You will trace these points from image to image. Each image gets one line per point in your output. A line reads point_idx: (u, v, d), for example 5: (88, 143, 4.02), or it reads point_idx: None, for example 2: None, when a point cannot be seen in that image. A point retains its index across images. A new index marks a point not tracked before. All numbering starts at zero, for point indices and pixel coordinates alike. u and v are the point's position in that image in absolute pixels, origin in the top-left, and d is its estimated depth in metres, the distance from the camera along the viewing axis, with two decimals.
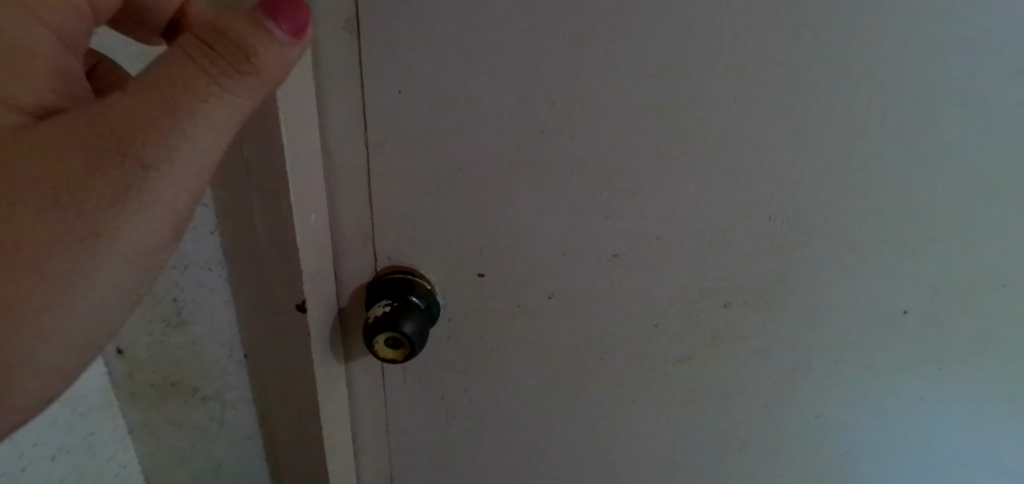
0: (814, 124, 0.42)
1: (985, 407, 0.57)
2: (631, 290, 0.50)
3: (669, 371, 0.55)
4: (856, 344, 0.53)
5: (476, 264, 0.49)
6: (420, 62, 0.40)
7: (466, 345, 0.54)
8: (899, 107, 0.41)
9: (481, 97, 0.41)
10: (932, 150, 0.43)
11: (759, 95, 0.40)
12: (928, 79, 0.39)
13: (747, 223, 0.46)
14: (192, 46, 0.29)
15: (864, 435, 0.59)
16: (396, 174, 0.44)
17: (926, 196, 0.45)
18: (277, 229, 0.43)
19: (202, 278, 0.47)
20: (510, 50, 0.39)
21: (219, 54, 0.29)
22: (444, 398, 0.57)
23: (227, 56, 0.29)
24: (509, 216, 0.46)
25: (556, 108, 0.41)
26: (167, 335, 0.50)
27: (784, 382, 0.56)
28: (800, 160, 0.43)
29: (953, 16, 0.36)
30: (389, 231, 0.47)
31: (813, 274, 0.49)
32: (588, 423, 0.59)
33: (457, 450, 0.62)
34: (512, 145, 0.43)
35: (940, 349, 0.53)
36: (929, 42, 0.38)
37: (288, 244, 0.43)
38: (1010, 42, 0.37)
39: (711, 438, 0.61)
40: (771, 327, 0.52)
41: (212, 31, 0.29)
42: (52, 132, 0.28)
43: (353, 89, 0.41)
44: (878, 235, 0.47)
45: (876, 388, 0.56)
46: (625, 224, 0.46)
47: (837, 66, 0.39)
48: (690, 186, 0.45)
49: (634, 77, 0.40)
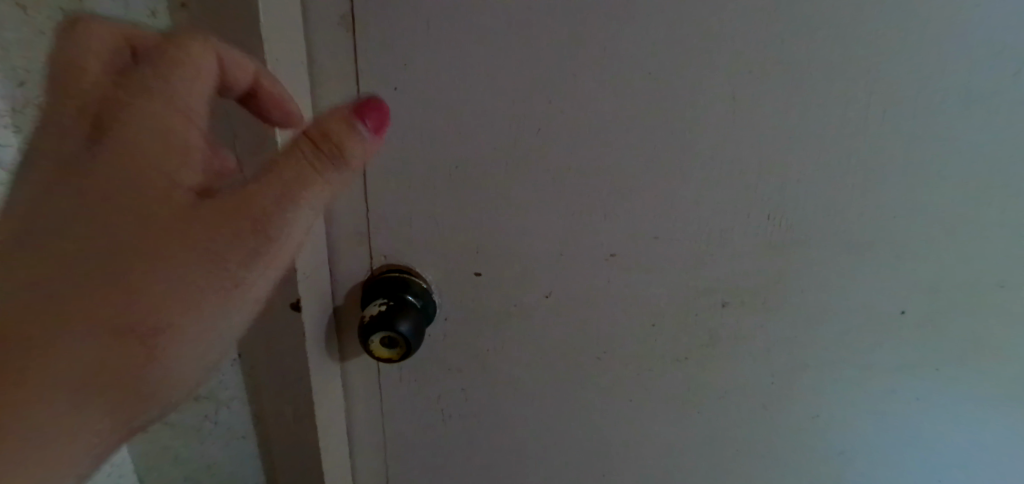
0: (811, 123, 0.41)
1: (981, 407, 0.57)
2: (628, 290, 0.50)
3: (666, 370, 0.55)
4: (854, 344, 0.53)
5: (472, 263, 0.49)
6: (415, 59, 0.39)
7: (461, 344, 0.53)
8: (898, 107, 0.40)
9: (477, 94, 0.41)
10: (931, 151, 0.42)
11: (757, 95, 0.40)
12: (925, 79, 0.39)
13: (745, 223, 0.46)
14: (304, 145, 0.33)
15: (861, 435, 0.59)
16: (391, 172, 0.44)
17: (925, 196, 0.45)
18: None
19: None
20: (505, 46, 0.38)
21: (325, 153, 0.33)
22: (440, 397, 0.57)
23: (333, 155, 0.33)
24: (506, 215, 0.46)
25: (553, 105, 0.41)
26: None
27: (780, 382, 0.55)
28: (798, 161, 0.43)
29: (947, 15, 0.36)
30: (384, 229, 0.47)
31: (809, 274, 0.49)
32: (584, 423, 0.59)
33: (452, 449, 0.62)
34: (509, 144, 0.43)
35: (937, 350, 0.53)
36: (928, 43, 0.38)
37: None
38: (1007, 39, 0.37)
39: (708, 438, 0.60)
40: (768, 326, 0.52)
41: (320, 134, 0.33)
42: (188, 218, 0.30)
43: (348, 86, 0.40)
44: (876, 235, 0.47)
45: (873, 389, 0.55)
46: (623, 223, 0.46)
47: (834, 65, 0.39)
48: (688, 186, 0.44)
49: (632, 76, 0.40)
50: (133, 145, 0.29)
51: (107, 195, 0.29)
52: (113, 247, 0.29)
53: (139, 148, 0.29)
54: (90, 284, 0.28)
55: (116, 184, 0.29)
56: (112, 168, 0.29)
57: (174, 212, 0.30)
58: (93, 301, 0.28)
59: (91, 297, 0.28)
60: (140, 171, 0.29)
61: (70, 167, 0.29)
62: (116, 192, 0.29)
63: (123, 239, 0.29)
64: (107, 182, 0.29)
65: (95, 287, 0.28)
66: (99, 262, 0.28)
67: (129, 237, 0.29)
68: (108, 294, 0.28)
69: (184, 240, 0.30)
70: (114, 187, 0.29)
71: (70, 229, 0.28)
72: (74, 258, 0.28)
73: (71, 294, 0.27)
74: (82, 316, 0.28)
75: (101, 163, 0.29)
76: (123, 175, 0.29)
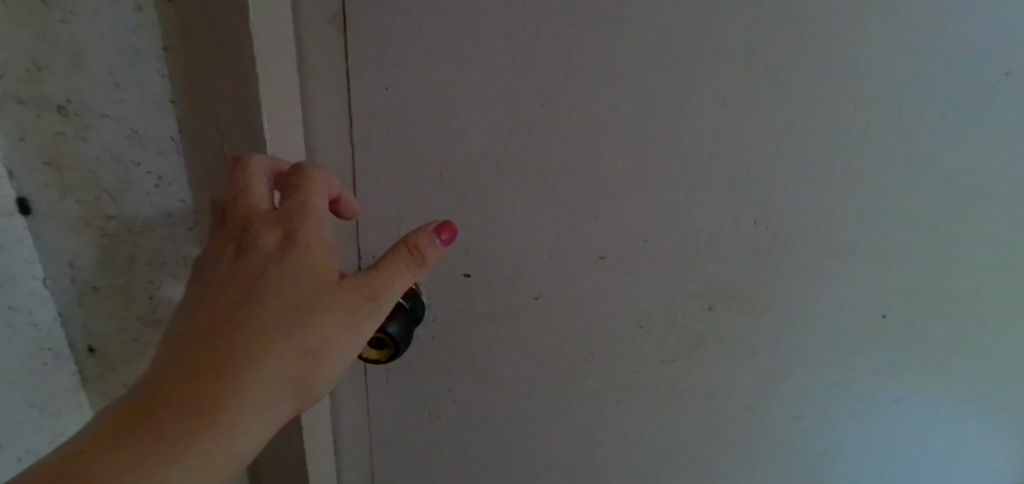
0: (798, 129, 0.42)
1: (959, 410, 0.58)
2: (617, 292, 0.50)
3: (653, 372, 0.55)
4: (836, 347, 0.54)
5: (461, 264, 0.49)
6: (406, 58, 0.39)
7: (450, 345, 0.53)
8: (882, 115, 0.41)
9: (468, 95, 0.41)
10: (914, 159, 0.43)
11: (746, 101, 0.41)
12: (908, 88, 0.40)
13: (732, 227, 0.47)
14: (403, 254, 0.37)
15: (842, 437, 0.60)
16: (381, 172, 0.44)
17: (907, 203, 0.45)
18: None
19: (178, 275, 0.45)
20: (497, 48, 0.39)
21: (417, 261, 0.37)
22: (427, 398, 0.57)
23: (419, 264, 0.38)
24: (496, 216, 0.46)
25: (545, 108, 0.41)
26: (142, 335, 0.47)
27: (764, 384, 0.56)
28: (786, 166, 0.44)
29: (927, 25, 0.37)
30: (373, 229, 0.47)
31: (795, 277, 0.49)
32: (571, 424, 0.59)
33: (438, 449, 0.61)
34: (500, 146, 0.43)
35: (916, 353, 0.54)
36: (911, 53, 0.39)
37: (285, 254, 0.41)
38: (986, 51, 0.38)
39: (693, 439, 0.61)
40: (755, 328, 0.52)
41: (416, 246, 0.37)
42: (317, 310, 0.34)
43: (338, 85, 0.41)
44: (860, 239, 0.47)
45: (854, 391, 0.56)
46: (613, 225, 0.46)
47: (822, 71, 0.39)
48: (678, 189, 0.45)
49: (623, 81, 0.40)
50: (295, 265, 0.34)
51: (275, 305, 0.33)
52: (273, 350, 0.33)
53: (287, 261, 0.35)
54: (253, 378, 0.32)
55: (281, 297, 0.34)
56: (280, 283, 0.34)
57: (319, 316, 0.34)
58: (250, 393, 0.32)
59: (251, 390, 0.32)
60: (299, 285, 0.34)
61: (245, 282, 0.34)
62: (283, 303, 0.34)
63: (281, 343, 0.33)
64: (276, 296, 0.34)
65: (255, 382, 0.32)
66: (261, 360, 0.32)
67: (287, 342, 0.33)
68: (265, 388, 0.32)
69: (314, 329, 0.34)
70: (281, 299, 0.34)
71: (240, 332, 0.33)
72: (244, 359, 0.32)
73: (231, 383, 0.31)
74: (243, 407, 0.31)
75: (270, 278, 0.34)
76: (288, 291, 0.34)
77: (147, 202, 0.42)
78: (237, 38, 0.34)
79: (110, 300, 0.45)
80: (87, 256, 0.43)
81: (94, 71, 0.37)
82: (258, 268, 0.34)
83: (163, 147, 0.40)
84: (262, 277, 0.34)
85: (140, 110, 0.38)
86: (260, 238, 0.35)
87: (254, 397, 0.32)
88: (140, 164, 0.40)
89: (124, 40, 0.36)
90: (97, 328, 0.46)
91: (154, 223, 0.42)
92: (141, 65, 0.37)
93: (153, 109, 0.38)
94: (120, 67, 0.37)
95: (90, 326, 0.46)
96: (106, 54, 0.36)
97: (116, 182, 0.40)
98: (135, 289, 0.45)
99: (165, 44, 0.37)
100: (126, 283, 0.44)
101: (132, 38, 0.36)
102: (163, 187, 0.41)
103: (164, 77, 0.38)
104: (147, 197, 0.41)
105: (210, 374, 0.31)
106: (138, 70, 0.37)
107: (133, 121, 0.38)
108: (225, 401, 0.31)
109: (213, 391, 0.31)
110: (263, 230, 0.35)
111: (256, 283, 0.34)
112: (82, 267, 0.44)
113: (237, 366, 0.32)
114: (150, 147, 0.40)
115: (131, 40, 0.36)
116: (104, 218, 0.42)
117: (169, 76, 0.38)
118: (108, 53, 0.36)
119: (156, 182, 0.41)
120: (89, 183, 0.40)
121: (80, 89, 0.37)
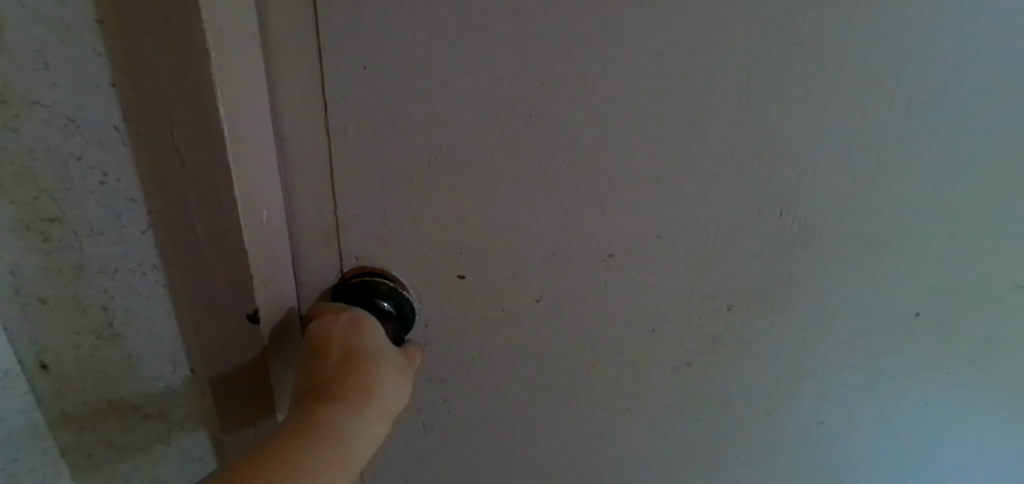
0: (827, 109, 0.37)
1: (991, 409, 0.54)
2: (626, 293, 0.45)
3: (666, 377, 0.51)
4: (864, 348, 0.49)
5: (455, 265, 0.44)
6: (387, 33, 0.34)
7: (444, 353, 0.48)
8: (921, 91, 0.37)
9: (458, 76, 0.36)
10: (958, 140, 0.39)
11: (774, 77, 0.36)
12: (948, 65, 0.36)
13: (756, 220, 0.42)
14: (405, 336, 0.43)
15: (868, 441, 0.56)
16: (363, 164, 0.39)
17: (946, 190, 0.41)
18: (232, 239, 0.36)
19: (134, 283, 0.40)
20: (491, 19, 0.34)
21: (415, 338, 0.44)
22: (420, 408, 0.52)
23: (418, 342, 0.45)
24: (492, 210, 0.41)
25: (547, 88, 0.36)
26: (98, 349, 0.42)
27: (785, 388, 0.52)
28: (814, 152, 0.39)
29: None
30: (355, 229, 0.41)
31: (820, 274, 0.45)
32: (579, 432, 0.55)
33: (433, 462, 0.57)
34: (495, 132, 0.38)
35: (949, 353, 0.50)
36: (954, 23, 0.35)
37: (245, 292, 0.38)
38: None
39: (707, 447, 0.57)
40: (776, 329, 0.48)
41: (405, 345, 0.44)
42: (386, 356, 0.39)
43: (308, 65, 0.35)
44: (893, 232, 0.43)
45: (881, 394, 0.52)
46: (623, 219, 0.41)
47: (854, 43, 0.35)
48: (695, 181, 0.40)
49: (634, 59, 0.35)
50: (372, 331, 0.40)
51: (368, 355, 0.38)
52: (373, 390, 0.37)
53: (356, 328, 0.39)
54: (368, 407, 0.36)
55: (374, 353, 0.38)
56: (365, 340, 0.39)
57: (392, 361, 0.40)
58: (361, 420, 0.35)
59: (369, 425, 0.36)
60: (377, 342, 0.39)
61: (336, 348, 0.38)
62: (372, 355, 0.38)
63: (379, 380, 0.38)
64: (367, 351, 0.38)
65: (370, 418, 0.36)
66: (372, 401, 0.37)
67: (385, 391, 0.38)
68: (377, 421, 0.37)
69: (389, 370, 0.39)
70: (373, 353, 0.38)
71: (340, 381, 0.36)
72: (357, 402, 0.36)
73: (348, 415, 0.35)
74: (365, 439, 0.35)
75: (355, 340, 0.39)
76: (376, 351, 0.39)
77: (93, 203, 0.37)
78: (185, 5, 0.28)
79: (60, 311, 0.40)
80: (30, 262, 0.38)
81: (20, 51, 0.32)
82: (343, 338, 0.38)
83: (106, 139, 0.35)
84: (349, 340, 0.38)
85: (76, 97, 0.33)
86: (334, 317, 0.39)
87: (370, 431, 0.36)
88: (80, 159, 0.35)
89: (51, 13, 0.31)
90: (47, 342, 0.42)
91: (102, 225, 0.37)
92: (72, 43, 0.32)
93: (90, 94, 0.33)
94: (48, 45, 0.32)
95: (39, 340, 0.42)
96: (32, 30, 0.31)
97: (53, 179, 0.36)
98: (86, 300, 0.40)
99: (98, 16, 0.31)
100: (76, 292, 0.40)
101: (60, 11, 0.31)
102: (110, 185, 0.36)
103: (100, 56, 0.32)
104: (92, 197, 0.36)
105: (333, 412, 0.35)
106: (70, 49, 0.32)
107: (69, 110, 0.34)
108: (355, 433, 0.35)
109: (340, 427, 0.34)
110: (333, 312, 0.40)
111: (344, 344, 0.38)
112: (24, 275, 0.39)
113: (356, 407, 0.36)
114: (90, 138, 0.34)
115: (59, 13, 0.31)
116: (46, 221, 0.37)
117: (107, 55, 0.32)
118: (34, 30, 0.31)
119: (101, 179, 0.36)
120: (24, 181, 0.35)
121: (5, 72, 0.32)
